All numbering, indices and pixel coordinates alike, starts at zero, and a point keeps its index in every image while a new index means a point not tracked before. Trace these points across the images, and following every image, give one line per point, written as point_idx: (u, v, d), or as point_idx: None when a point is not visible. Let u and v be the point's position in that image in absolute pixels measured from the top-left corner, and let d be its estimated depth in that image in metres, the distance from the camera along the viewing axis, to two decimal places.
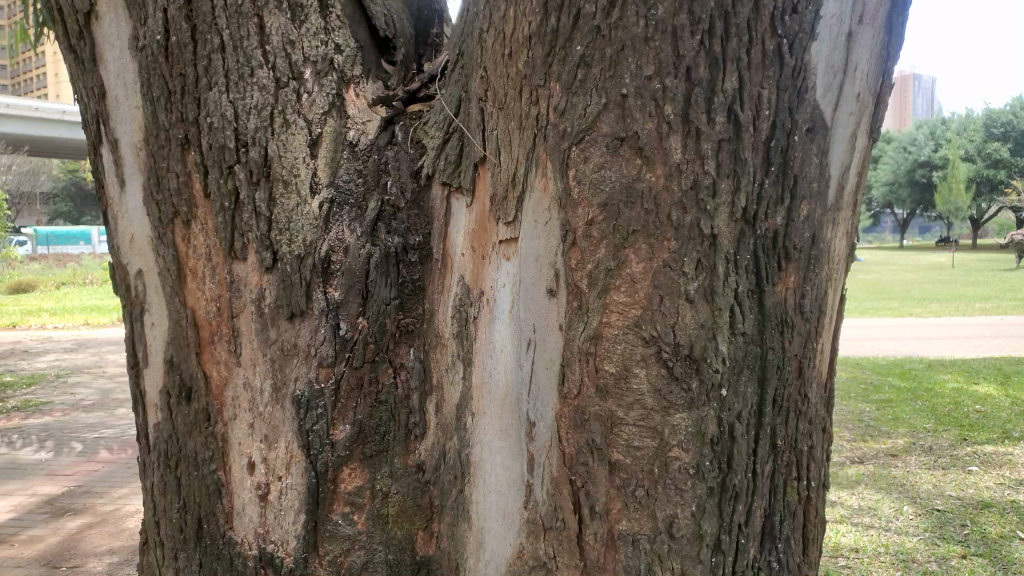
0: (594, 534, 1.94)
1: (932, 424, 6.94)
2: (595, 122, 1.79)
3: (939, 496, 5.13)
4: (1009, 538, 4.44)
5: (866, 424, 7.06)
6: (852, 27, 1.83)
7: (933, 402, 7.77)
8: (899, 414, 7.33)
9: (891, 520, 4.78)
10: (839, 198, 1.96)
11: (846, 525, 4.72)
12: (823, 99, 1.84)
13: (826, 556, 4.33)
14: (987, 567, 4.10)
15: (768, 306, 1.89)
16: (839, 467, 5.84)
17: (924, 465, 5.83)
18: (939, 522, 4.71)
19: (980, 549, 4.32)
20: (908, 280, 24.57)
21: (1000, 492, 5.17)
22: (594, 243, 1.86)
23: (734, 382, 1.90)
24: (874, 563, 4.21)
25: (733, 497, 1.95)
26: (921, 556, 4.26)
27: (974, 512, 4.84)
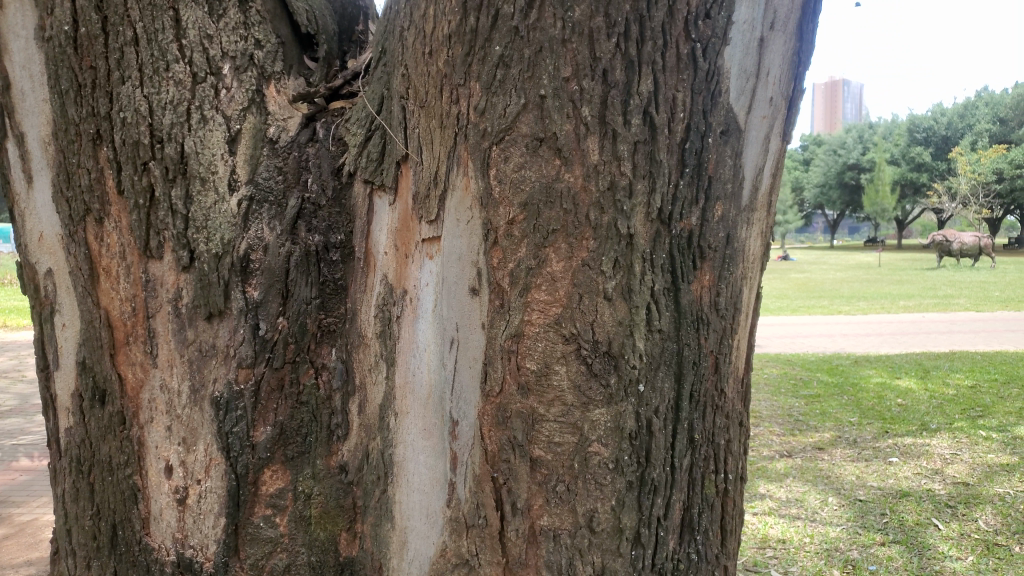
0: (516, 530, 1.94)
1: (856, 418, 7.20)
2: (514, 122, 1.80)
3: (861, 487, 5.33)
4: (924, 525, 4.65)
5: (795, 419, 7.28)
6: (764, 33, 1.89)
7: (858, 397, 8.07)
8: (825, 409, 7.59)
9: (816, 511, 4.94)
10: (752, 198, 2.03)
11: (774, 517, 4.86)
12: (736, 102, 1.90)
13: (754, 548, 4.45)
14: (904, 553, 4.27)
15: (684, 303, 1.94)
16: (768, 461, 6.01)
17: (848, 457, 6.05)
18: (861, 512, 4.89)
19: (898, 536, 4.51)
20: (839, 279, 25.42)
21: (917, 482, 5.40)
22: (515, 242, 1.86)
23: (651, 378, 1.94)
24: (800, 553, 4.35)
25: (652, 491, 1.99)
26: (844, 545, 4.41)
27: (893, 501, 5.05)
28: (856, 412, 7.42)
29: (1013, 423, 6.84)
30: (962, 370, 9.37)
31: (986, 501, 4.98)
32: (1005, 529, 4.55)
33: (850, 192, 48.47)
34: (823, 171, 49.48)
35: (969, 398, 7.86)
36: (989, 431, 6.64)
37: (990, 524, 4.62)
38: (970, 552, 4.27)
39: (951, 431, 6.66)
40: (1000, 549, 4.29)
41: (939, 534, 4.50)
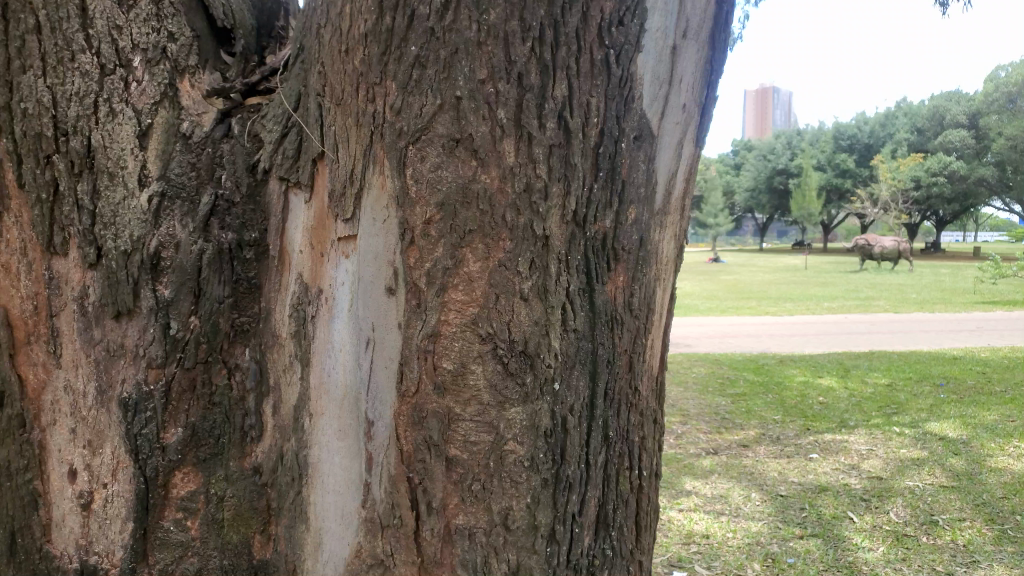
0: (431, 529, 1.94)
1: (780, 416, 7.44)
2: (430, 122, 1.80)
3: (782, 483, 5.51)
4: (840, 518, 4.83)
5: (721, 417, 7.48)
6: (677, 41, 1.97)
7: (782, 395, 8.34)
8: (751, 407, 7.81)
9: (739, 506, 5.09)
10: (665, 203, 2.10)
11: (699, 513, 4.98)
12: (650, 108, 1.97)
13: (679, 543, 4.55)
14: (821, 545, 4.43)
15: (598, 303, 1.98)
16: (695, 458, 6.16)
17: (771, 454, 6.24)
18: (781, 507, 5.06)
19: (816, 529, 4.68)
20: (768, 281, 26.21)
21: (835, 477, 5.61)
22: (432, 242, 1.85)
23: (566, 376, 1.98)
24: (723, 547, 4.47)
25: (567, 488, 2.02)
26: (765, 539, 4.56)
27: (812, 496, 5.24)
28: (780, 410, 7.67)
29: (924, 419, 7.17)
30: (880, 369, 9.78)
31: (897, 494, 5.21)
32: (914, 520, 4.77)
33: (778, 196, 50.01)
34: (753, 175, 50.90)
35: (885, 396, 8.20)
36: (903, 427, 6.94)
37: (900, 516, 4.83)
38: (881, 543, 4.46)
39: (867, 427, 6.95)
40: (909, 540, 4.49)
41: (853, 527, 4.69)
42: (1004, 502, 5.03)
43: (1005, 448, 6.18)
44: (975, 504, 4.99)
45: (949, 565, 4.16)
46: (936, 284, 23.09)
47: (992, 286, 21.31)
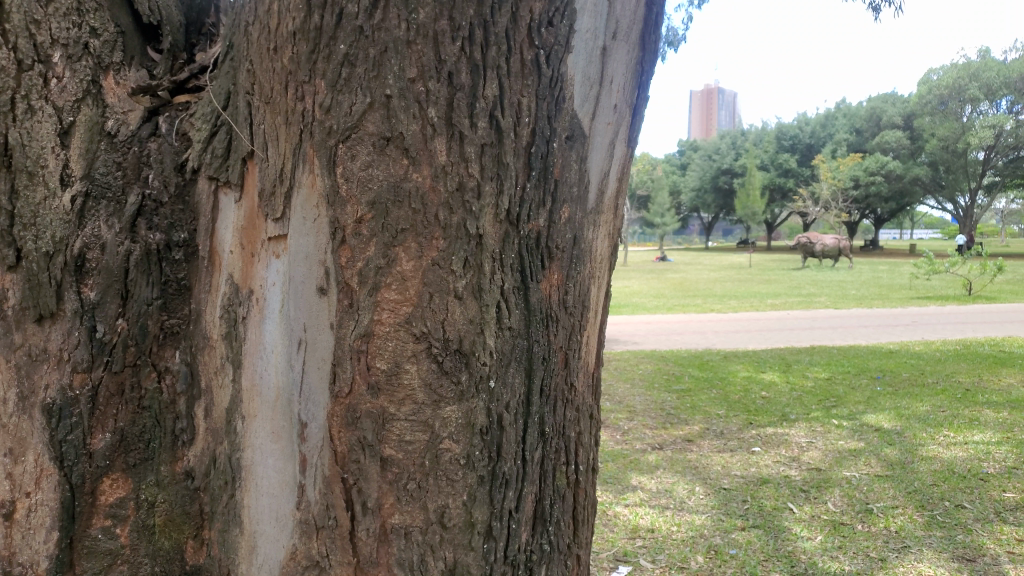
0: (366, 529, 1.94)
1: (723, 411, 7.60)
2: (360, 121, 1.79)
3: (726, 476, 5.64)
4: (780, 509, 4.96)
5: (667, 413, 7.60)
6: (606, 43, 2.03)
7: (725, 390, 8.53)
8: (695, 402, 7.97)
9: (684, 501, 5.18)
10: (597, 202, 2.15)
11: (644, 508, 5.05)
12: (581, 109, 2.02)
13: (625, 538, 4.61)
14: (762, 536, 4.54)
15: (533, 301, 2.00)
16: (640, 454, 6.25)
17: (715, 448, 6.37)
18: (724, 500, 5.17)
19: (757, 520, 4.79)
20: (714, 279, 26.73)
21: (776, 469, 5.76)
22: (364, 242, 1.85)
23: (502, 374, 1.99)
24: (668, 541, 4.54)
25: (503, 485, 2.04)
26: (708, 531, 4.65)
27: (754, 488, 5.36)
28: (724, 405, 7.84)
29: (861, 411, 7.42)
30: (819, 363, 10.06)
31: (835, 485, 5.38)
32: (851, 509, 4.93)
33: (723, 196, 50.97)
34: (698, 175, 51.79)
35: (824, 390, 8.45)
36: (840, 419, 7.17)
37: (838, 506, 4.99)
38: (819, 532, 4.60)
39: (807, 420, 7.15)
40: (845, 528, 4.64)
41: (793, 517, 4.82)
42: (934, 488, 5.24)
43: (936, 437, 6.43)
44: (907, 492, 5.19)
45: (882, 551, 4.31)
46: (873, 280, 23.84)
47: (926, 281, 22.15)
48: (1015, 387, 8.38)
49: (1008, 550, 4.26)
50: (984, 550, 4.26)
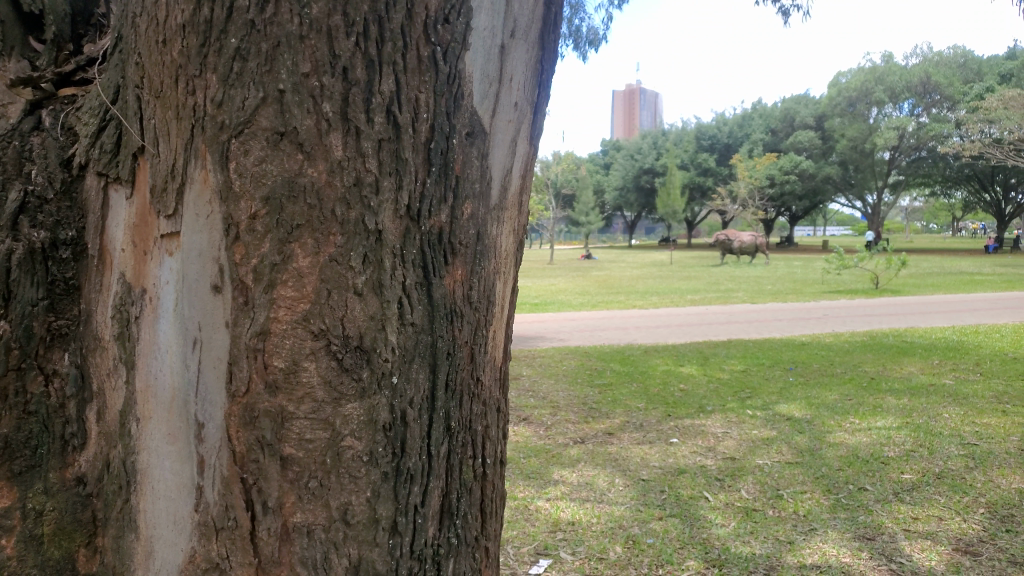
0: (267, 529, 1.91)
1: (643, 404, 7.78)
2: (253, 115, 1.77)
3: (645, 467, 5.78)
4: (696, 498, 5.12)
5: (589, 407, 7.73)
6: (504, 40, 2.07)
7: (646, 384, 8.73)
8: (617, 396, 8.12)
9: (604, 493, 5.27)
10: (500, 198, 2.18)
11: (565, 501, 5.13)
12: (480, 105, 2.05)
13: (546, 532, 4.67)
14: (678, 525, 4.67)
15: (436, 297, 2.01)
16: (562, 448, 6.33)
17: (634, 441, 6.50)
18: (643, 491, 5.29)
19: (673, 510, 4.93)
20: (637, 276, 27.27)
21: (693, 459, 5.93)
22: (258, 237, 1.82)
23: (405, 370, 1.99)
24: (588, 532, 4.62)
25: (408, 480, 2.05)
26: (627, 522, 4.75)
27: (671, 478, 5.51)
28: (644, 398, 8.02)
29: (774, 401, 7.71)
30: (735, 356, 10.41)
31: (748, 473, 5.58)
32: (762, 496, 5.12)
33: (645, 194, 52.03)
34: (621, 174, 52.73)
35: (740, 382, 8.75)
36: (754, 409, 7.43)
37: (750, 493, 5.17)
38: (733, 519, 4.75)
39: (723, 412, 7.37)
40: (757, 514, 4.81)
41: (708, 505, 4.98)
42: (840, 473, 5.49)
43: (843, 425, 6.73)
44: (815, 477, 5.43)
45: (790, 534, 4.49)
46: (789, 276, 24.79)
47: (837, 277, 23.20)
48: (915, 374, 8.87)
49: (904, 528, 4.51)
50: (883, 529, 4.50)
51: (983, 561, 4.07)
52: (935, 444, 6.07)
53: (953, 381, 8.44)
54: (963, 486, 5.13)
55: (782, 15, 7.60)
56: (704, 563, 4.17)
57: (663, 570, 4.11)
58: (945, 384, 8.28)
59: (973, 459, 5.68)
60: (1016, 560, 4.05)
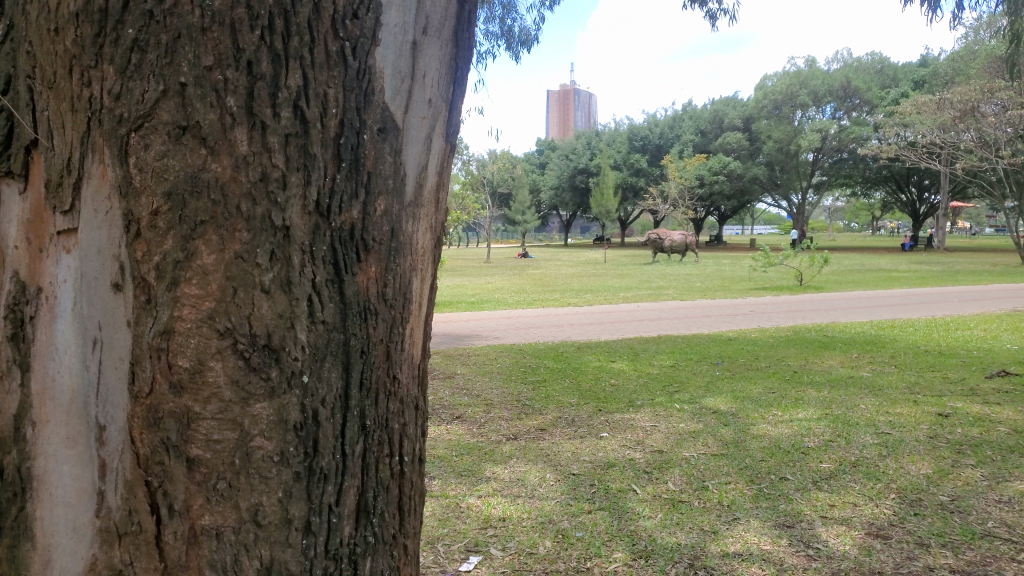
0: (174, 533, 1.86)
1: (575, 399, 7.87)
2: (153, 109, 1.73)
3: (575, 462, 5.85)
4: (625, 490, 5.22)
5: (522, 404, 7.77)
6: (417, 37, 2.09)
7: (578, 379, 8.84)
8: (550, 393, 8.20)
9: (535, 489, 5.31)
10: (415, 195, 2.18)
11: (497, 497, 5.15)
12: (393, 101, 2.05)
13: (477, 529, 4.67)
14: (607, 518, 4.74)
15: (348, 294, 2.00)
16: (495, 446, 6.35)
17: (566, 436, 6.57)
18: (573, 485, 5.36)
19: (603, 503, 5.00)
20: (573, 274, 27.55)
21: (622, 453, 6.03)
22: (160, 234, 1.78)
23: (316, 369, 1.98)
24: (518, 527, 4.65)
25: (321, 480, 2.03)
26: (557, 516, 4.80)
27: (601, 472, 5.59)
28: (576, 394, 8.12)
29: (701, 395, 7.91)
30: (664, 351, 10.63)
31: (675, 465, 5.71)
32: (688, 488, 5.24)
33: (580, 194, 52.59)
34: (556, 174, 53.16)
35: (669, 376, 8.95)
36: (682, 403, 7.62)
37: (677, 485, 5.29)
38: (660, 510, 4.86)
39: (652, 406, 7.52)
40: (683, 505, 4.92)
41: (636, 497, 5.07)
42: (762, 463, 5.67)
43: (766, 417, 6.96)
44: (738, 468, 5.59)
45: (714, 524, 4.61)
46: (717, 274, 25.48)
47: (763, 274, 23.97)
48: (835, 368, 9.22)
49: (822, 515, 4.69)
50: (802, 517, 4.66)
51: (893, 544, 4.25)
52: (852, 433, 6.34)
53: (870, 374, 8.81)
54: (876, 473, 5.37)
55: (710, 20, 7.84)
56: (631, 555, 4.24)
57: (591, 563, 4.16)
58: (862, 376, 8.65)
59: (886, 447, 5.95)
60: (923, 542, 4.25)
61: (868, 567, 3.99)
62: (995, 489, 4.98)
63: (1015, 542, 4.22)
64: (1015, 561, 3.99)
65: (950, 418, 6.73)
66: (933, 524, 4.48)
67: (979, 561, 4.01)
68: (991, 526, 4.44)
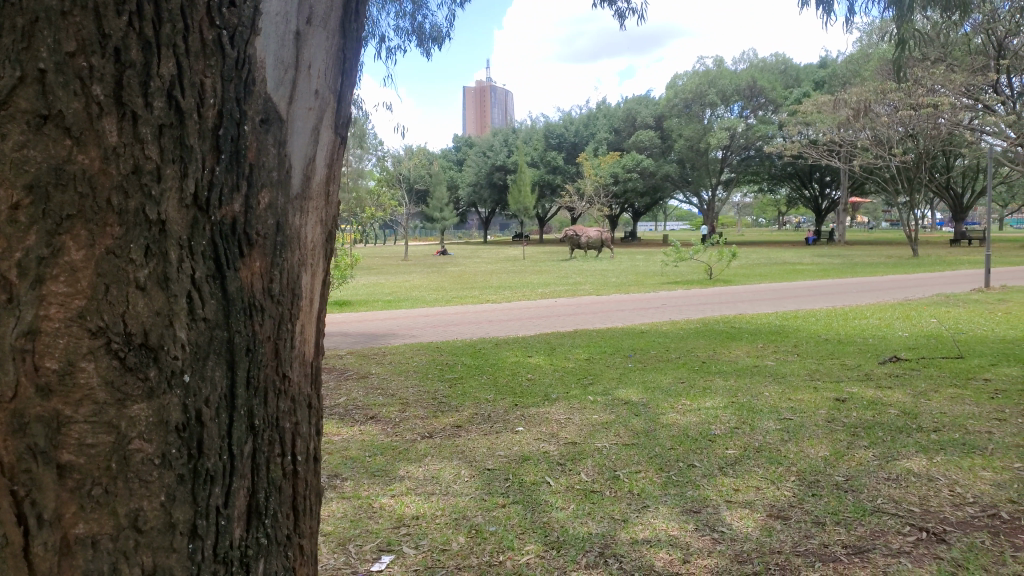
0: (44, 543, 1.74)
1: (492, 395, 7.89)
2: (10, 97, 1.65)
3: (491, 457, 5.86)
4: (538, 483, 5.27)
5: (439, 401, 7.74)
6: (300, 27, 2.13)
7: (495, 375, 8.88)
8: (467, 389, 8.19)
9: (449, 486, 5.30)
10: (303, 187, 2.19)
11: (411, 496, 5.11)
12: (276, 92, 2.07)
13: (390, 528, 4.62)
14: (520, 511, 4.77)
15: (231, 290, 1.97)
16: (409, 444, 6.30)
17: (482, 432, 6.58)
18: (487, 480, 5.38)
19: (516, 497, 5.04)
20: (492, 271, 27.63)
21: (536, 446, 6.08)
22: (21, 229, 1.68)
23: (199, 368, 1.93)
24: (432, 525, 4.63)
25: (207, 482, 1.97)
26: (471, 512, 4.80)
27: (515, 466, 5.63)
28: (493, 389, 8.14)
29: (614, 387, 8.07)
30: (579, 345, 10.79)
31: (588, 456, 5.80)
32: (601, 478, 5.34)
33: (498, 192, 52.73)
34: (474, 171, 53.17)
35: (583, 369, 9.09)
36: (595, 395, 7.75)
37: (589, 475, 5.38)
38: (572, 501, 4.92)
39: (567, 399, 7.62)
40: (595, 495, 5.01)
41: (550, 490, 5.13)
42: (671, 451, 5.84)
43: (675, 406, 7.16)
44: (648, 456, 5.73)
45: (624, 512, 4.71)
46: (632, 269, 26.03)
47: (675, 268, 24.64)
48: (741, 357, 9.56)
49: (727, 499, 4.86)
50: (708, 502, 4.82)
51: (792, 524, 4.44)
52: (756, 420, 6.58)
53: (773, 362, 9.18)
54: (777, 457, 5.60)
55: (619, 18, 8.01)
56: (543, 547, 4.28)
57: (504, 556, 4.18)
58: (766, 365, 9.00)
59: (787, 432, 6.20)
60: (819, 521, 4.46)
61: (768, 547, 4.15)
62: (885, 468, 5.27)
63: (902, 516, 4.48)
64: (901, 534, 4.23)
65: (846, 402, 7.08)
66: (828, 503, 4.70)
67: (869, 536, 4.23)
68: (881, 502, 4.70)
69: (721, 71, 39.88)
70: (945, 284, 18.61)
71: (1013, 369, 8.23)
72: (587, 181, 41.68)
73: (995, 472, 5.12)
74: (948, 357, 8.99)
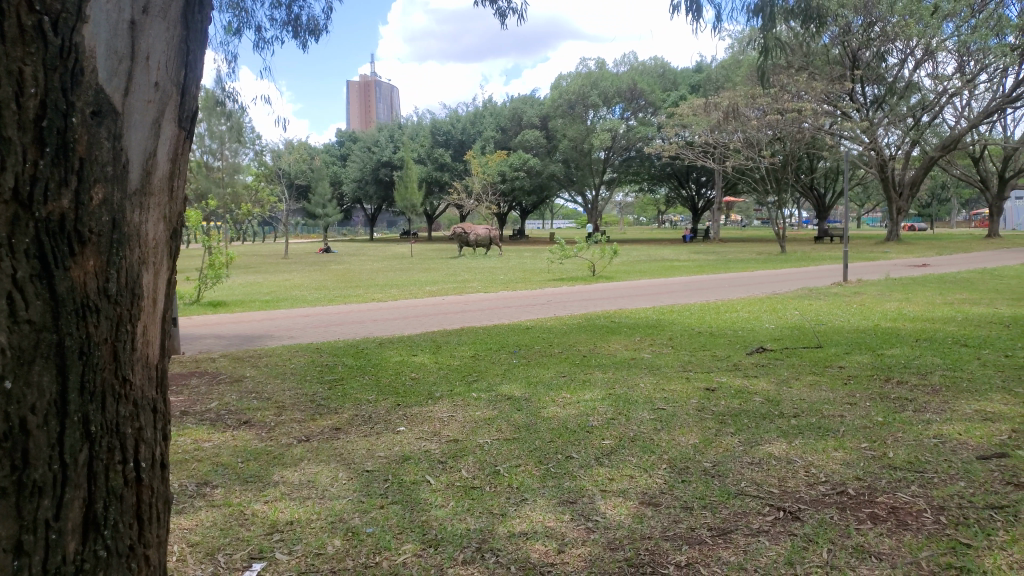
0: None
1: (374, 395, 7.80)
2: None
3: (370, 458, 5.80)
4: (418, 482, 5.25)
5: (318, 403, 7.56)
6: (135, 16, 2.07)
7: (377, 375, 8.78)
8: (347, 390, 8.05)
9: (326, 489, 5.20)
10: (141, 182, 2.13)
11: (285, 501, 4.98)
12: (109, 83, 2.00)
13: (262, 535, 4.49)
14: (399, 511, 4.75)
15: (58, 289, 1.87)
16: (285, 449, 6.13)
17: (362, 433, 6.49)
18: (366, 482, 5.31)
19: (395, 497, 5.00)
20: (378, 268, 27.23)
21: (418, 445, 6.07)
22: None
23: (22, 373, 1.82)
24: (307, 529, 4.54)
25: (35, 493, 1.86)
26: (348, 514, 4.73)
27: (396, 466, 5.59)
28: (374, 390, 8.04)
29: (497, 382, 8.15)
30: (464, 343, 10.82)
31: (468, 453, 5.84)
32: (481, 474, 5.39)
33: (384, 188, 51.99)
34: (359, 167, 52.29)
35: (468, 366, 9.14)
36: (478, 392, 7.80)
37: (469, 472, 5.42)
38: (451, 498, 4.95)
39: (450, 397, 7.62)
40: (474, 491, 5.05)
41: (430, 488, 5.14)
42: (550, 444, 5.97)
43: (556, 400, 7.32)
44: (528, 450, 5.83)
45: (503, 506, 4.77)
46: (518, 266, 26.27)
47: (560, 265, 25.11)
48: (619, 351, 9.88)
49: (601, 488, 5.01)
50: (583, 492, 4.96)
51: (661, 510, 4.64)
52: (631, 411, 6.83)
53: (649, 355, 9.54)
54: (650, 446, 5.83)
55: (500, 17, 8.11)
56: (420, 545, 4.28)
57: (381, 557, 4.15)
58: (642, 358, 9.34)
59: (660, 422, 6.45)
60: (686, 505, 4.68)
61: (638, 534, 4.31)
62: (749, 453, 5.59)
63: (762, 497, 4.77)
64: (760, 515, 4.51)
65: (715, 392, 7.45)
66: (696, 489, 4.94)
67: (732, 517, 4.48)
68: (744, 485, 4.99)
69: (603, 73, 40.97)
70: (807, 279, 19.90)
71: (864, 356, 8.90)
72: (474, 179, 41.73)
73: (845, 452, 5.54)
74: (807, 347, 9.62)
